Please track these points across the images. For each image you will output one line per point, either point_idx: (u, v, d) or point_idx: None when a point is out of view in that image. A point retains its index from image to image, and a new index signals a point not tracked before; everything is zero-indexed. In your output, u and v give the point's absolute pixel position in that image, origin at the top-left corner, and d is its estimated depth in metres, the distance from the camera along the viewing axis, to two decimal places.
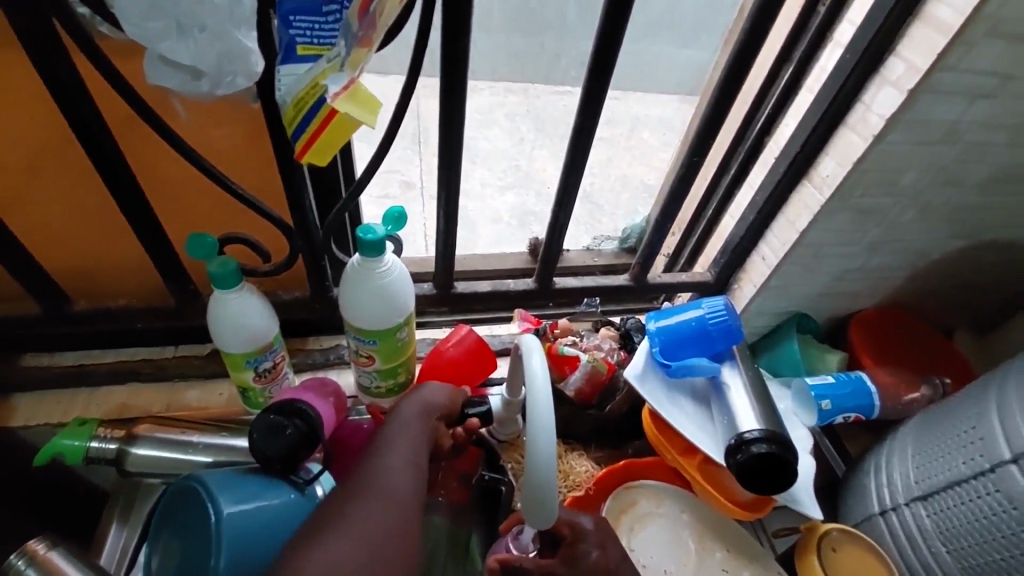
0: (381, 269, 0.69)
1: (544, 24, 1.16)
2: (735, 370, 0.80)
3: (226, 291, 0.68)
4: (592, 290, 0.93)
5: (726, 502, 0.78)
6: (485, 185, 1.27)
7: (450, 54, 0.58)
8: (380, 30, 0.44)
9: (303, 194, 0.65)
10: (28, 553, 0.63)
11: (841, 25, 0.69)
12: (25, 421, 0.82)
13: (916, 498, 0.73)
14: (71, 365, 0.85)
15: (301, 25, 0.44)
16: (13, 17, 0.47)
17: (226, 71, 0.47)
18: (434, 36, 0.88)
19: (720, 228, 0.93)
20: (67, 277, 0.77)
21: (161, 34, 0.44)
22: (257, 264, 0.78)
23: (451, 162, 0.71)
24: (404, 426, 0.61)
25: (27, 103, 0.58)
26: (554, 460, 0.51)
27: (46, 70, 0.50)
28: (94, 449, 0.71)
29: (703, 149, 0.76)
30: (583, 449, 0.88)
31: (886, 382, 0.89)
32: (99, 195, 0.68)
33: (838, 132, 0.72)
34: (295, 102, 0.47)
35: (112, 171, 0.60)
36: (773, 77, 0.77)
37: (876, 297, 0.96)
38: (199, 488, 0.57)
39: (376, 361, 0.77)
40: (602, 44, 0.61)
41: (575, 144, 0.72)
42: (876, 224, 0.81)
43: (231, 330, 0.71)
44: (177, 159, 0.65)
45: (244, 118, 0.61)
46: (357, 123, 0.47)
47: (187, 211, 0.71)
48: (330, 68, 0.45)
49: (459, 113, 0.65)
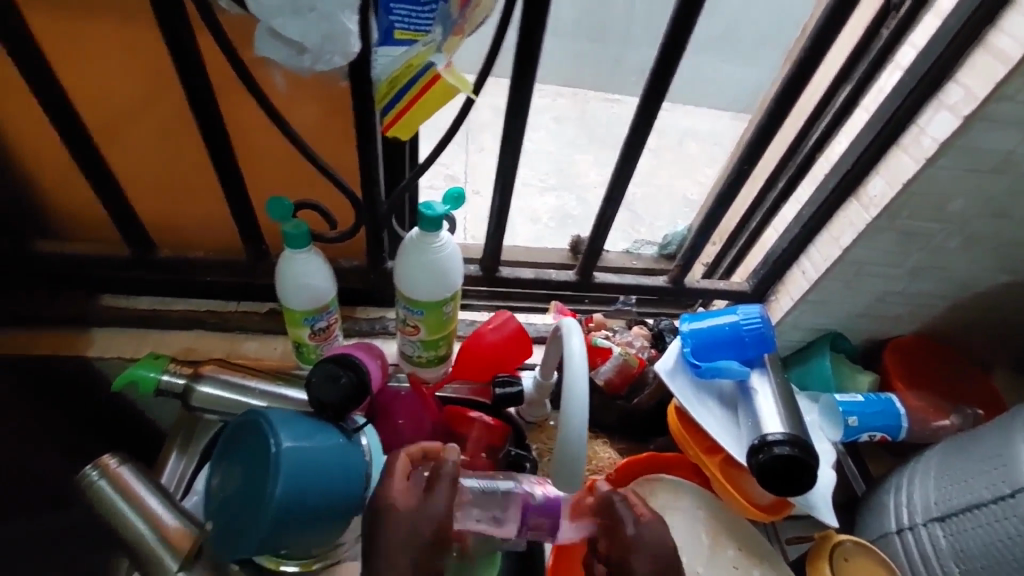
0: (437, 244, 0.74)
1: (607, 50, 1.43)
2: (765, 377, 0.82)
3: (296, 250, 0.75)
4: (630, 287, 0.97)
5: (742, 500, 0.80)
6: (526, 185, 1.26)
7: (525, 49, 0.63)
8: (475, 19, 0.50)
9: (374, 168, 0.71)
10: (102, 466, 0.70)
11: (904, 49, 0.71)
12: (100, 352, 0.88)
13: (933, 519, 0.73)
14: (144, 309, 0.92)
15: (400, 12, 0.51)
16: None
17: (325, 50, 0.52)
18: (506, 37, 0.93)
19: (762, 241, 0.95)
20: (155, 224, 0.85)
21: (276, 11, 0.49)
22: (322, 231, 0.84)
23: (511, 151, 0.75)
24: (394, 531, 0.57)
25: (149, 64, 0.66)
26: (585, 435, 0.57)
27: (172, 33, 0.57)
28: (165, 382, 0.78)
29: (755, 158, 0.78)
30: (606, 438, 0.92)
31: (916, 407, 0.90)
32: (193, 152, 0.76)
33: (890, 152, 0.74)
34: (390, 79, 0.55)
35: (211, 131, 0.67)
36: (830, 95, 0.79)
37: (914, 324, 0.96)
38: (262, 422, 0.63)
39: (421, 331, 0.83)
40: (667, 49, 0.64)
41: (629, 144, 0.75)
42: (921, 248, 0.81)
43: (295, 288, 0.77)
44: (268, 125, 0.72)
45: (334, 93, 0.68)
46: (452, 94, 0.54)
47: (267, 175, 0.78)
48: (426, 50, 0.52)
49: (524, 106, 0.69)
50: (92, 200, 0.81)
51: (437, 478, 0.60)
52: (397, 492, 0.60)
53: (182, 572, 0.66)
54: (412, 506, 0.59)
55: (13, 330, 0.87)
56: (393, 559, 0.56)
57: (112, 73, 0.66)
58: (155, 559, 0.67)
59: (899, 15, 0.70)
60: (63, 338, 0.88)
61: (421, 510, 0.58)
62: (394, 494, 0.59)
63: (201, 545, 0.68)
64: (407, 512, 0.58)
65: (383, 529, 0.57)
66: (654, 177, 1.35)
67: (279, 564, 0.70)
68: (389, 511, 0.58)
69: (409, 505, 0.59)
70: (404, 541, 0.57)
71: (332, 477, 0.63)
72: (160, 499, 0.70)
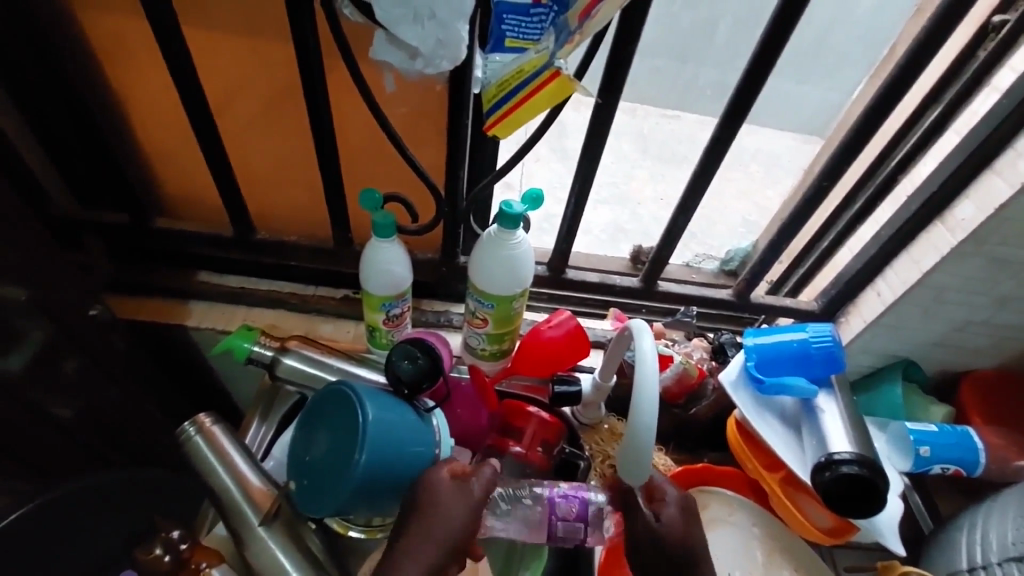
0: (512, 241, 0.78)
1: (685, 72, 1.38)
2: (831, 397, 0.80)
3: (382, 239, 0.79)
4: (692, 297, 0.98)
5: (799, 518, 0.80)
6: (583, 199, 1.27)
7: (615, 63, 0.66)
8: (592, 28, 0.51)
9: (461, 165, 0.76)
10: (198, 423, 0.76)
11: (1002, 71, 0.70)
12: (196, 322, 0.97)
13: (1010, 559, 0.70)
14: (234, 286, 0.99)
15: (512, 22, 0.55)
16: None
17: (437, 54, 0.57)
18: (600, 60, 0.96)
19: (834, 261, 0.93)
20: (257, 207, 0.94)
21: (400, 19, 0.55)
22: (406, 223, 0.90)
23: (591, 159, 0.78)
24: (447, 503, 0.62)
25: (277, 60, 0.74)
26: (653, 430, 0.62)
27: (303, 31, 0.65)
28: (255, 353, 0.85)
29: (836, 174, 0.77)
30: (662, 447, 0.92)
31: (996, 444, 0.85)
32: (302, 142, 0.84)
33: (983, 176, 0.73)
34: (499, 83, 0.58)
35: (322, 124, 0.74)
36: (918, 116, 0.77)
37: (997, 357, 0.91)
38: (350, 394, 0.69)
39: (489, 324, 0.86)
40: (756, 64, 0.68)
41: (708, 153, 0.79)
42: (1011, 277, 0.79)
43: (376, 275, 0.82)
44: (370, 121, 0.79)
45: (430, 95, 0.73)
46: (561, 94, 0.56)
47: (361, 168, 0.85)
48: (538, 57, 0.55)
49: (610, 114, 0.72)
50: (208, 184, 0.91)
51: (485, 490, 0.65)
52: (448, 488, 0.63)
53: (262, 527, 0.72)
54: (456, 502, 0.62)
55: (129, 296, 0.97)
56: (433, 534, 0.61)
57: (244, 73, 0.76)
58: (239, 513, 0.73)
59: (999, 37, 0.68)
60: (166, 306, 0.97)
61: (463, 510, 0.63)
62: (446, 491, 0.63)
63: (281, 505, 0.73)
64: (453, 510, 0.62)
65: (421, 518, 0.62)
66: (710, 197, 1.32)
67: (346, 529, 0.76)
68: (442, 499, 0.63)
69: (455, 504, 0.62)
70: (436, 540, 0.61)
71: (408, 448, 0.69)
72: (244, 458, 0.75)
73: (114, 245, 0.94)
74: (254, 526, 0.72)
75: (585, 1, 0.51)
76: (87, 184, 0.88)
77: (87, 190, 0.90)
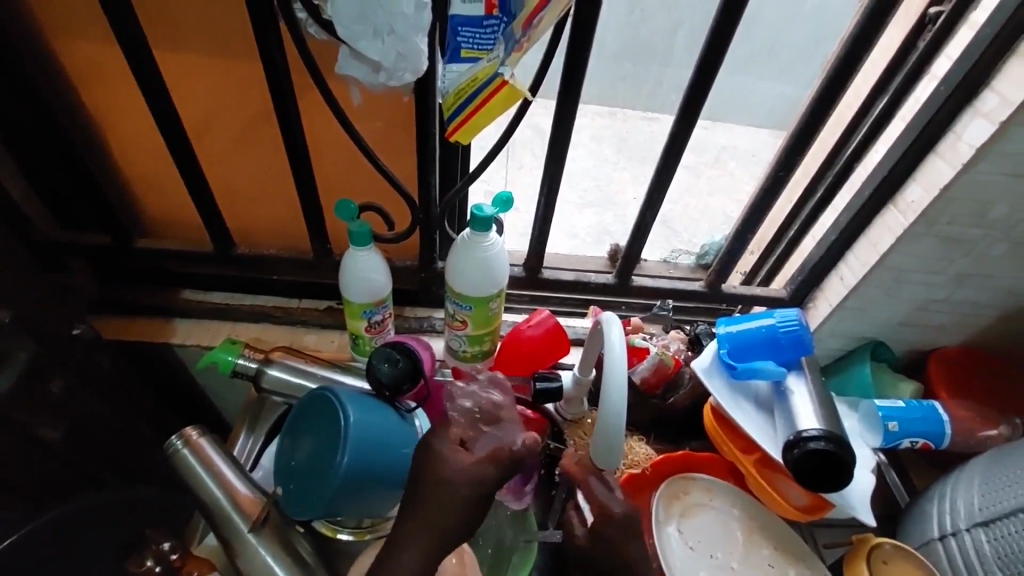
0: (485, 243, 0.80)
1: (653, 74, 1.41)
2: (801, 379, 0.83)
3: (359, 248, 0.81)
4: (665, 291, 1.01)
5: (777, 499, 0.83)
6: (567, 203, 1.31)
7: (571, 68, 0.70)
8: (535, 39, 0.55)
9: (430, 173, 0.78)
10: (185, 436, 0.77)
11: (939, 60, 0.74)
12: (182, 339, 0.98)
13: (977, 524, 0.73)
14: (218, 303, 1.01)
15: (466, 34, 0.58)
16: (253, 9, 0.63)
17: (399, 67, 0.60)
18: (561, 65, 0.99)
19: (801, 248, 0.97)
20: (235, 222, 0.96)
21: (361, 34, 0.57)
22: (383, 232, 0.92)
23: (557, 161, 0.81)
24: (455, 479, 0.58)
25: (249, 79, 0.76)
26: (622, 415, 0.65)
27: (266, 48, 0.66)
28: (240, 365, 0.86)
29: (791, 164, 0.81)
30: (642, 436, 0.94)
31: (961, 416, 0.88)
32: (277, 158, 0.86)
33: (927, 159, 0.76)
34: (456, 91, 0.62)
35: (293, 140, 0.76)
36: (867, 106, 0.81)
37: (961, 334, 0.95)
38: (332, 398, 0.71)
39: (468, 326, 0.88)
40: (705, 61, 0.72)
41: (669, 150, 0.82)
42: (964, 254, 0.82)
43: (355, 283, 0.84)
44: (341, 134, 0.81)
45: (397, 105, 0.76)
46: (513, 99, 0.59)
47: (337, 181, 0.88)
48: (490, 65, 0.58)
49: (570, 118, 0.76)
50: (187, 202, 0.93)
51: (503, 453, 0.60)
52: (459, 463, 0.58)
53: (252, 534, 0.73)
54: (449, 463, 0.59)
55: (114, 317, 0.99)
56: (433, 521, 0.57)
57: (215, 93, 0.78)
58: (227, 521, 0.74)
59: (935, 27, 0.72)
60: (152, 325, 0.99)
61: (465, 484, 0.58)
62: (450, 454, 0.59)
63: (269, 511, 0.74)
64: (458, 483, 0.58)
65: (422, 478, 0.59)
66: (688, 195, 1.37)
67: (334, 532, 0.77)
68: (436, 470, 0.58)
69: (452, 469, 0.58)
70: (439, 511, 0.57)
71: (392, 448, 0.71)
72: (233, 468, 0.77)
73: (97, 267, 0.96)
74: (243, 532, 0.73)
75: (528, 10, 0.55)
76: (69, 208, 0.90)
77: (67, 215, 0.91)
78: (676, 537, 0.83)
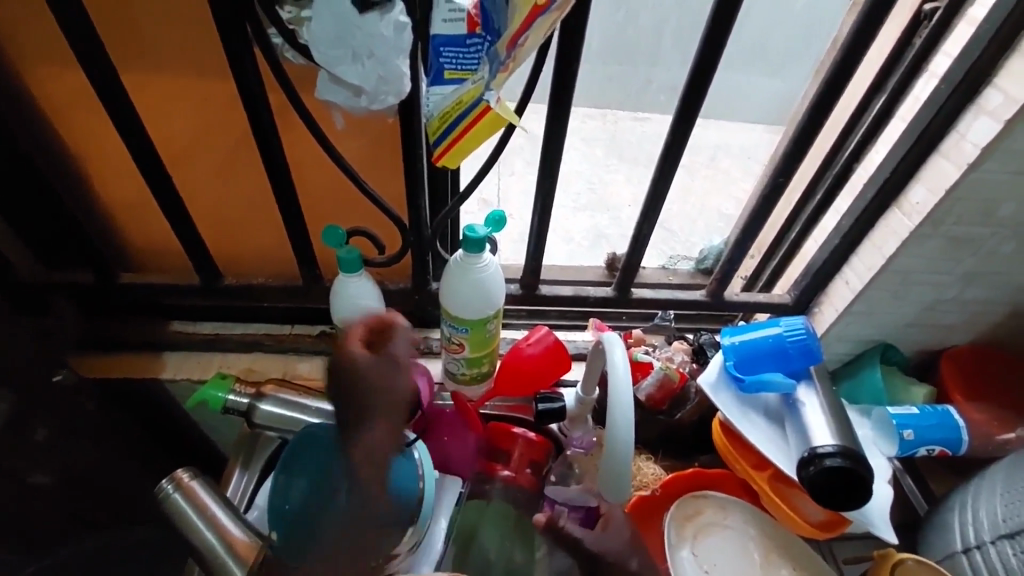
0: (479, 265, 0.78)
1: None
2: (812, 390, 0.80)
3: (349, 275, 0.78)
4: (666, 302, 0.97)
5: (796, 518, 0.80)
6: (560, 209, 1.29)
7: (560, 80, 0.67)
8: (522, 58, 0.54)
9: (419, 196, 0.75)
10: (177, 480, 0.74)
11: (937, 56, 0.71)
12: (170, 374, 0.96)
13: (1002, 536, 0.70)
14: (207, 333, 0.99)
15: (449, 54, 0.56)
16: (225, 35, 0.60)
17: (380, 91, 0.58)
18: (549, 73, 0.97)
19: (801, 253, 0.94)
20: (220, 251, 0.93)
21: (339, 59, 0.55)
22: (372, 255, 0.90)
23: (549, 176, 0.79)
24: (386, 370, 0.60)
25: (227, 106, 0.74)
26: (630, 442, 0.62)
27: (240, 74, 0.64)
28: (231, 401, 0.83)
29: (790, 169, 0.79)
30: (649, 454, 0.92)
31: (978, 420, 0.86)
32: (259, 184, 0.84)
33: (930, 159, 0.74)
34: (441, 115, 0.59)
35: (275, 167, 0.74)
36: (864, 105, 0.79)
37: (971, 332, 0.93)
38: (328, 435, 0.71)
39: (466, 348, 0.85)
40: (699, 66, 0.69)
41: (665, 158, 0.79)
42: (972, 253, 0.80)
43: (346, 310, 0.81)
44: (324, 158, 0.79)
45: (380, 126, 0.74)
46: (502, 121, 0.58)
47: (323, 206, 0.86)
48: (475, 87, 0.56)
49: (562, 131, 0.73)
50: (169, 233, 0.90)
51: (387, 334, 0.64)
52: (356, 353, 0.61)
53: None
54: (394, 366, 0.61)
55: (98, 354, 0.96)
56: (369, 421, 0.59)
57: (193, 121, 0.76)
58: (222, 568, 0.71)
59: (932, 23, 0.69)
60: (137, 361, 0.96)
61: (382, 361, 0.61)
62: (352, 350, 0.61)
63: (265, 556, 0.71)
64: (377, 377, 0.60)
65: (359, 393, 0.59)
66: (684, 194, 1.34)
67: None
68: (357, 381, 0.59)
69: (397, 372, 0.61)
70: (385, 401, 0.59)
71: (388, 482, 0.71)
72: (227, 510, 0.74)
73: (79, 303, 0.92)
74: None
75: (511, 30, 0.53)
76: (46, 245, 0.87)
77: (45, 252, 0.88)
78: (690, 561, 0.80)
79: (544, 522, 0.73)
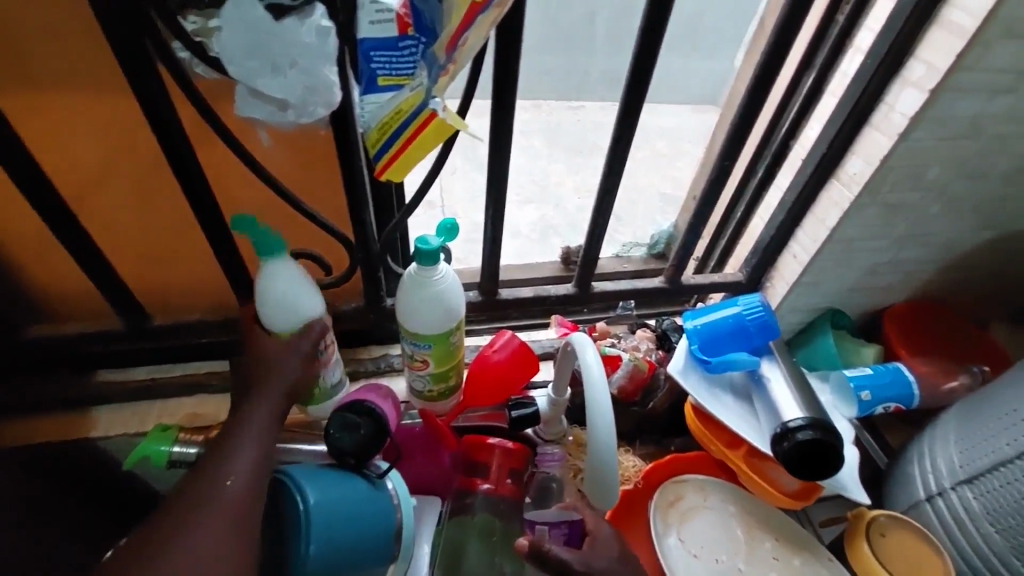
0: (435, 277, 0.74)
1: None
2: (774, 363, 0.83)
3: (270, 262, 0.66)
4: (627, 293, 0.97)
5: (775, 491, 0.81)
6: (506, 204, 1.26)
7: (502, 78, 0.64)
8: (465, 56, 0.51)
9: (363, 211, 0.71)
10: None
11: (861, 31, 0.73)
12: (104, 431, 0.88)
13: (961, 482, 0.74)
14: (143, 379, 0.92)
15: (381, 59, 0.52)
16: (121, 53, 0.53)
17: (309, 102, 0.53)
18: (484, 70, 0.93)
19: (749, 231, 0.96)
20: (145, 289, 0.85)
21: (256, 71, 0.50)
22: (320, 277, 0.85)
23: (498, 179, 0.76)
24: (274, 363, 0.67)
25: (134, 131, 0.67)
26: (613, 445, 0.60)
27: (145, 96, 0.57)
28: (177, 453, 0.75)
29: (735, 152, 0.79)
30: (628, 446, 0.91)
31: (925, 372, 0.91)
32: (181, 213, 0.76)
33: (864, 131, 0.76)
34: (379, 127, 0.55)
35: (199, 194, 0.67)
36: (795, 83, 0.80)
37: (908, 290, 0.98)
38: (288, 482, 0.64)
39: (430, 364, 0.81)
40: (640, 55, 0.68)
41: (613, 151, 0.78)
42: (906, 217, 0.84)
43: (279, 312, 0.69)
44: (254, 179, 0.73)
45: (312, 140, 0.68)
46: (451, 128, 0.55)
47: (260, 231, 0.80)
48: (414, 94, 0.53)
49: (508, 131, 0.70)
50: (81, 276, 0.81)
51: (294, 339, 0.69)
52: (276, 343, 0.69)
53: None
54: (283, 354, 0.68)
55: None
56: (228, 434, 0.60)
57: (95, 151, 0.67)
58: None
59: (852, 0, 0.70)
60: None
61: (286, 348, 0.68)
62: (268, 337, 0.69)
63: None
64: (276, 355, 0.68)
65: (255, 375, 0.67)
66: (627, 179, 1.34)
67: None
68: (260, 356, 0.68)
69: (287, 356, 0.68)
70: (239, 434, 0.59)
71: (362, 526, 0.65)
72: None
73: None
74: None
75: (450, 32, 0.50)
76: None
77: None
78: (679, 548, 0.80)
79: (527, 545, 0.59)
